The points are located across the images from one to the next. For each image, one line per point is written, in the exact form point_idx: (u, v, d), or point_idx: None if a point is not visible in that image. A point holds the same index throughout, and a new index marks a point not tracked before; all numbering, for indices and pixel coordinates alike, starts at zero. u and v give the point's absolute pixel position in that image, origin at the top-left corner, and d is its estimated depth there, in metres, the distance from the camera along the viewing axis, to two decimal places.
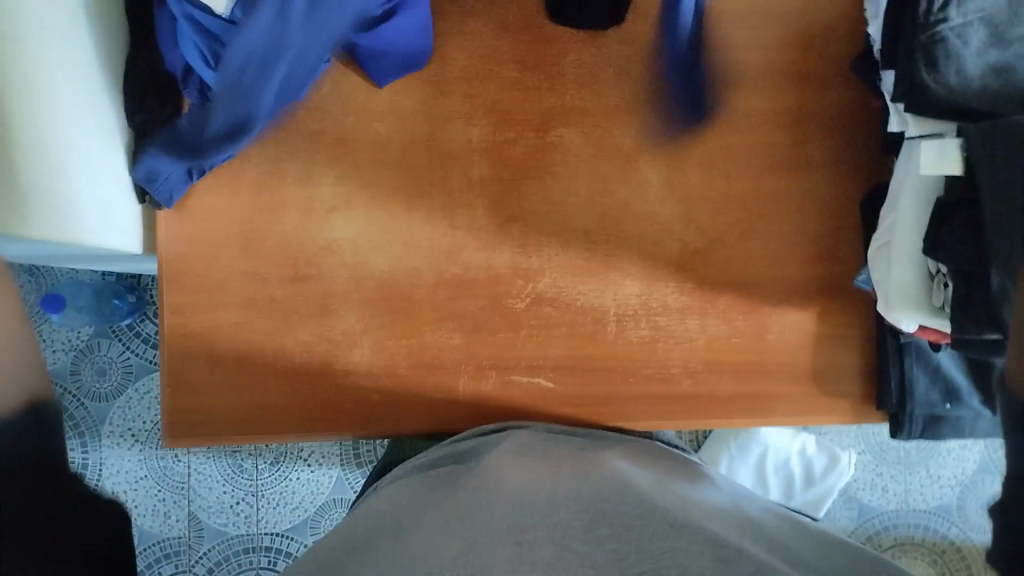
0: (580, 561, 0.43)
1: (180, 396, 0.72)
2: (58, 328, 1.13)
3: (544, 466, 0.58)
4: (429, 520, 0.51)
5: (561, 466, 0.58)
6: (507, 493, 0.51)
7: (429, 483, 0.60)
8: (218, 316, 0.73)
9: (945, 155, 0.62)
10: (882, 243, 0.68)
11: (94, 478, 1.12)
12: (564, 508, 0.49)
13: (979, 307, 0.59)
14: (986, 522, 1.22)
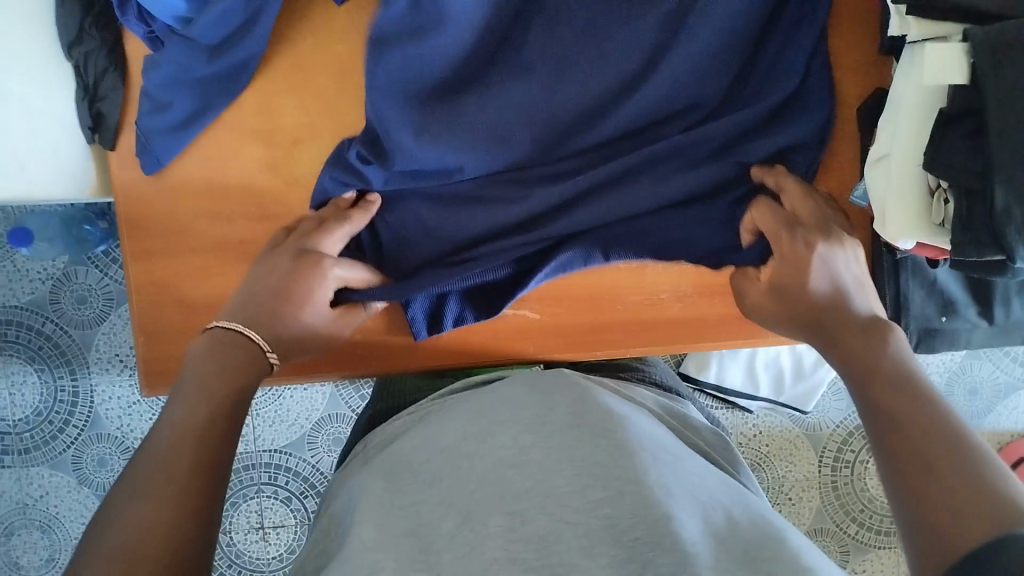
0: (575, 526, 0.38)
1: (154, 346, 0.70)
2: (33, 258, 1.09)
3: (509, 418, 0.47)
4: (425, 541, 0.39)
5: (525, 404, 0.48)
6: (507, 434, 0.45)
7: (386, 471, 0.47)
8: (186, 260, 0.70)
9: (950, 60, 0.57)
10: (880, 156, 0.64)
11: (87, 406, 1.11)
12: (584, 513, 0.38)
13: (981, 227, 0.56)
14: (974, 407, 1.23)
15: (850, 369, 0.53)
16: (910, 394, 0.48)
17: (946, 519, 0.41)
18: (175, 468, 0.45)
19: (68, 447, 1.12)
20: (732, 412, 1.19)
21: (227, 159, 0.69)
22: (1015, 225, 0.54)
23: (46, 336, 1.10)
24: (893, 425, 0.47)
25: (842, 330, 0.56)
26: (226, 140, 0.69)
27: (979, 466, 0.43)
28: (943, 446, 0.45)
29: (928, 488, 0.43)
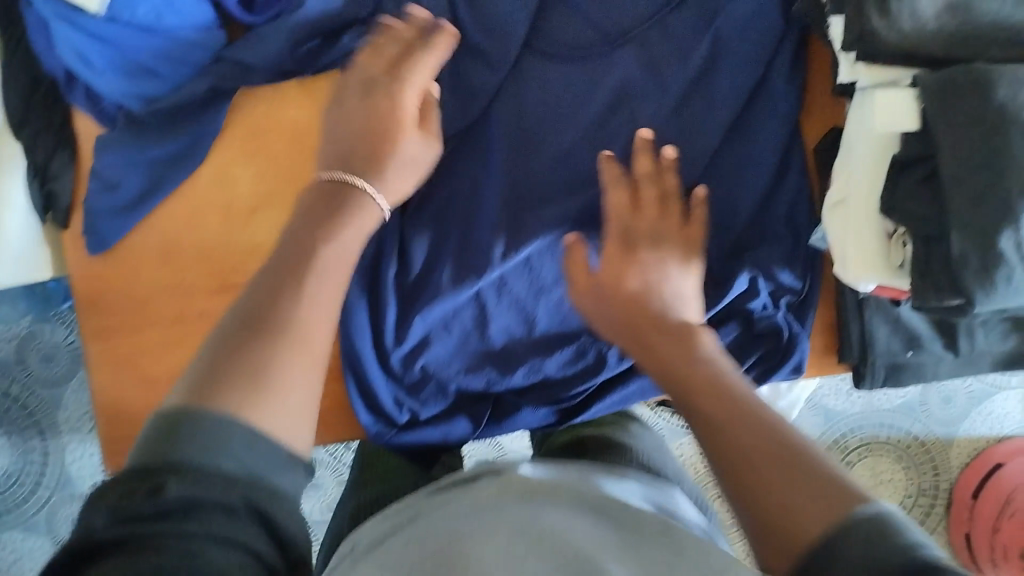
0: None
1: (116, 423, 0.68)
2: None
3: (506, 531, 0.44)
4: None
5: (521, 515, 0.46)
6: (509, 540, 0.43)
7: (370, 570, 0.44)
8: (147, 336, 0.68)
9: (900, 108, 0.57)
10: (837, 201, 0.64)
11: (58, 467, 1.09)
12: None
13: (939, 271, 0.57)
14: (950, 415, 1.22)
15: (670, 369, 0.54)
16: (714, 383, 0.52)
17: (805, 518, 0.42)
18: (263, 324, 0.44)
19: (40, 510, 1.09)
20: None
21: (184, 231, 0.68)
22: (971, 270, 0.54)
23: (14, 397, 1.08)
24: (716, 417, 0.49)
25: (681, 347, 0.55)
26: (184, 212, 0.68)
27: (822, 467, 0.44)
28: (789, 462, 0.45)
29: (748, 479, 0.45)
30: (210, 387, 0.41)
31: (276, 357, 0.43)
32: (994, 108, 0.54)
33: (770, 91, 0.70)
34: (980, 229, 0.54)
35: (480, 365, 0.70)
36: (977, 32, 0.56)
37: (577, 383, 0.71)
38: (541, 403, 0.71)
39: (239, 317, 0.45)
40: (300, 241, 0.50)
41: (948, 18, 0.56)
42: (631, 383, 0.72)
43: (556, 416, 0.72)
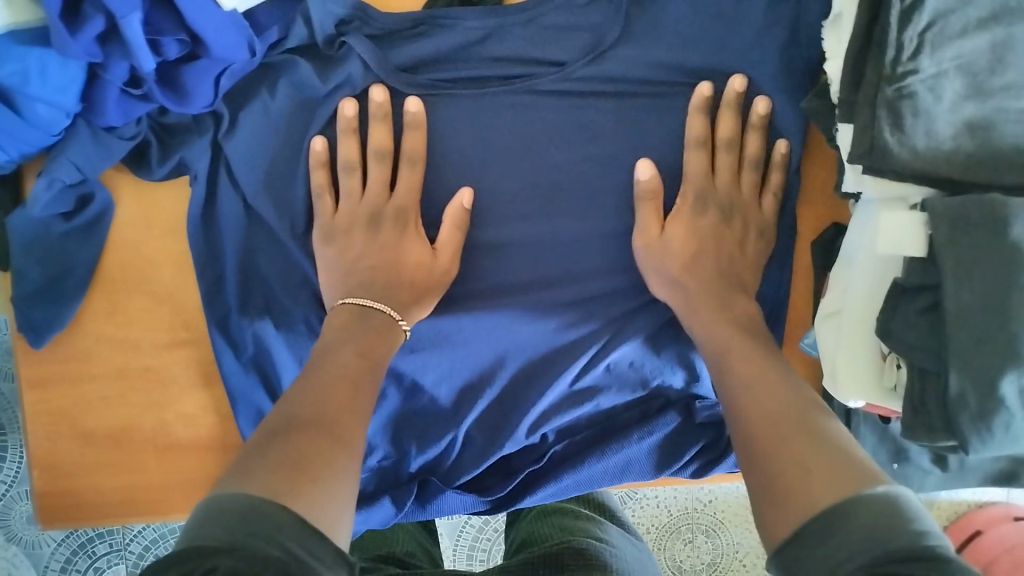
0: None
1: (53, 479, 0.65)
2: None
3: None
4: None
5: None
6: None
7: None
8: (85, 389, 0.64)
9: (904, 230, 0.54)
10: (832, 312, 0.60)
11: (15, 461, 1.07)
12: None
13: (934, 410, 0.53)
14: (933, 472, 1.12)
15: (741, 362, 0.53)
16: (773, 391, 0.49)
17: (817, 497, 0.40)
18: (287, 428, 0.45)
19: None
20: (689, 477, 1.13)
21: (130, 283, 0.63)
22: (967, 414, 0.50)
23: None
24: (756, 420, 0.48)
25: (749, 326, 0.57)
26: (132, 263, 0.63)
27: (855, 461, 0.41)
28: (818, 477, 0.41)
29: (779, 475, 0.43)
30: (303, 450, 0.44)
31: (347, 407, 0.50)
32: (1009, 245, 0.49)
33: (764, 180, 0.65)
34: (981, 372, 0.50)
35: (395, 438, 0.68)
36: (998, 155, 0.51)
37: (493, 449, 0.68)
38: (461, 480, 0.69)
39: (268, 433, 0.45)
40: (323, 352, 0.54)
41: (965, 138, 0.52)
42: (567, 473, 0.69)
43: (486, 503, 0.70)
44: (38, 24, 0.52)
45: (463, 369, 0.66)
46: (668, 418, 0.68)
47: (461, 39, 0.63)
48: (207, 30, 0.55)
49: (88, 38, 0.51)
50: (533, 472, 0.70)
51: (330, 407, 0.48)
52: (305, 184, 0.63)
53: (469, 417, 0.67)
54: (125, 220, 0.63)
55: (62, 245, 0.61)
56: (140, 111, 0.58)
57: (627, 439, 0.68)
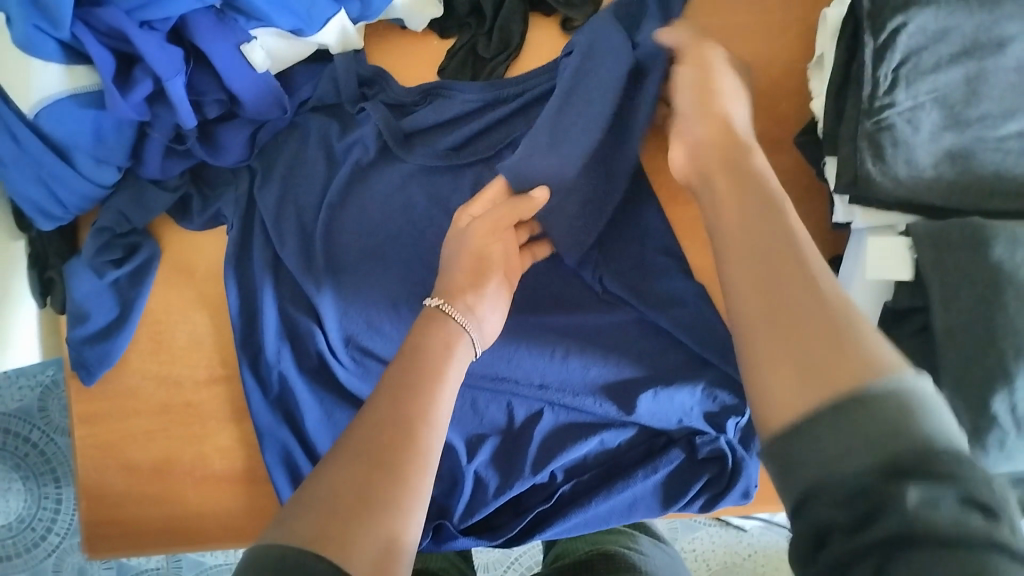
0: None
1: (97, 508, 0.69)
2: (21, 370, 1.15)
3: None
4: None
5: None
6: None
7: None
8: (128, 423, 0.69)
9: (893, 256, 0.56)
10: None
11: (69, 513, 1.15)
12: None
13: None
14: None
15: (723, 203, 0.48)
16: (779, 237, 0.43)
17: (829, 375, 0.36)
18: (382, 422, 0.46)
19: (49, 555, 1.15)
20: (726, 529, 1.13)
21: (172, 324, 0.69)
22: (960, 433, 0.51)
23: (32, 443, 1.15)
24: (752, 301, 0.41)
25: (722, 160, 0.52)
26: (174, 304, 0.69)
27: (868, 334, 0.37)
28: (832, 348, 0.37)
29: (770, 317, 0.40)
30: (376, 470, 0.43)
31: (428, 393, 0.49)
32: (989, 264, 0.52)
33: None
34: (972, 387, 0.51)
35: None
36: (979, 182, 0.55)
37: (507, 487, 0.70)
38: (472, 521, 0.70)
39: (360, 423, 0.46)
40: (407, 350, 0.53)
41: (946, 166, 0.55)
42: (574, 511, 0.70)
43: (500, 541, 0.71)
44: (95, 89, 0.58)
45: (472, 413, 0.71)
46: (673, 456, 0.69)
47: (551, 122, 0.66)
48: (243, 90, 0.62)
49: (137, 98, 0.58)
50: (547, 509, 0.71)
51: (426, 382, 0.49)
52: (325, 229, 0.68)
53: (481, 456, 0.70)
54: (169, 264, 0.69)
55: (112, 287, 0.67)
56: (177, 169, 0.65)
57: (632, 478, 0.70)
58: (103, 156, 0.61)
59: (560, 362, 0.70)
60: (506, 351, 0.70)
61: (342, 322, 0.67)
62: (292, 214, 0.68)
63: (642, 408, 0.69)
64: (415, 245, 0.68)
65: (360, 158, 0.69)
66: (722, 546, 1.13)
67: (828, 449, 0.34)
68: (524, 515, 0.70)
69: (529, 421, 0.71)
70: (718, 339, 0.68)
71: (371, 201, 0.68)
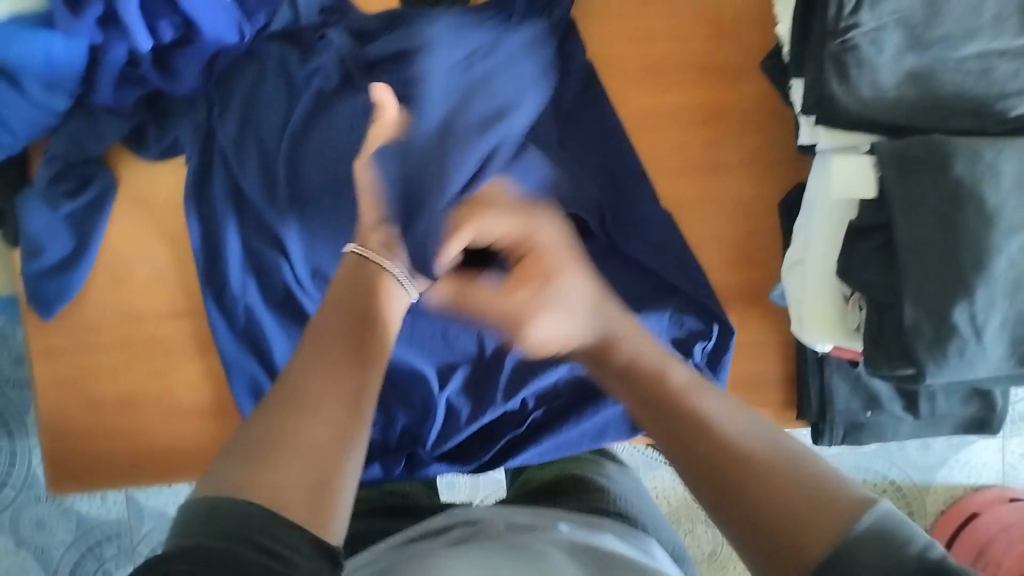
0: None
1: (62, 445, 0.68)
2: None
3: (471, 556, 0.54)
4: None
5: (498, 547, 0.56)
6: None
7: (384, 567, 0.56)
8: (90, 360, 0.67)
9: (858, 175, 0.57)
10: (796, 260, 0.63)
11: (25, 467, 1.13)
12: None
13: (892, 340, 0.56)
14: (928, 460, 1.12)
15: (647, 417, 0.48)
16: (703, 421, 0.44)
17: (789, 525, 0.39)
18: (307, 377, 0.43)
19: (5, 509, 1.13)
20: None
21: (132, 258, 0.67)
22: (922, 342, 0.53)
23: None
24: (709, 477, 0.42)
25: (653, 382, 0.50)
26: (133, 238, 0.67)
27: (818, 474, 0.40)
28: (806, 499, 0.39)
29: (730, 492, 0.41)
30: (308, 424, 0.41)
31: (364, 342, 0.47)
32: (951, 180, 0.53)
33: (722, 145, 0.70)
34: (933, 299, 0.53)
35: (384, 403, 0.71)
36: (936, 101, 0.56)
37: (478, 415, 0.71)
38: (445, 448, 0.72)
39: (283, 380, 0.44)
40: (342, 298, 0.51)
41: (908, 87, 0.56)
42: (545, 438, 0.72)
43: (472, 468, 0.73)
44: (42, 8, 0.56)
45: (443, 345, 0.70)
46: None
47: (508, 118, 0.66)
48: (201, 12, 0.60)
49: (90, 18, 0.56)
50: (517, 437, 0.73)
51: (361, 331, 0.48)
52: (288, 160, 0.66)
53: (452, 387, 0.71)
54: (126, 197, 0.66)
55: (67, 223, 0.64)
56: (133, 97, 0.63)
57: (603, 403, 0.71)
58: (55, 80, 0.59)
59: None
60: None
61: (308, 255, 0.67)
62: (255, 143, 0.66)
63: None
64: None
65: (322, 87, 0.66)
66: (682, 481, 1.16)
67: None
68: (497, 442, 0.72)
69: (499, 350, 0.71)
70: (683, 267, 0.69)
71: (341, 131, 0.66)
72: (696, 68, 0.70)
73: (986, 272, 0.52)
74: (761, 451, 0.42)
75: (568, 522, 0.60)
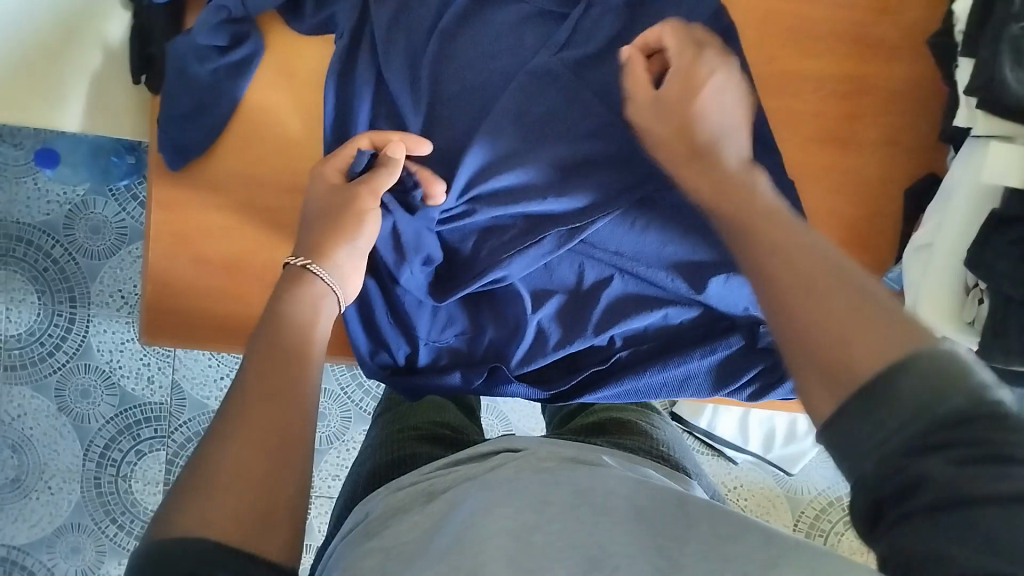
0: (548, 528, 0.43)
1: (160, 297, 0.69)
2: (53, 182, 1.13)
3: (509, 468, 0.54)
4: (400, 524, 0.49)
5: (534, 463, 0.56)
6: (513, 485, 0.48)
7: (420, 490, 0.57)
8: (204, 218, 0.68)
9: (1013, 166, 0.56)
10: (920, 245, 0.62)
11: (80, 335, 1.14)
12: (542, 485, 0.47)
13: (1014, 335, 0.55)
14: None
15: (758, 240, 0.44)
16: (803, 250, 0.42)
17: (853, 355, 0.37)
18: (258, 443, 0.41)
19: (54, 372, 1.14)
20: (718, 460, 1.17)
21: (263, 127, 0.68)
22: None
23: (53, 259, 1.13)
24: (805, 310, 0.39)
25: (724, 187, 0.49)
26: (269, 106, 0.68)
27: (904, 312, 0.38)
28: (890, 329, 0.37)
29: (838, 351, 0.37)
30: (271, 452, 0.42)
31: (299, 343, 0.47)
32: None
33: (863, 120, 0.69)
34: None
35: (474, 315, 0.72)
36: None
37: (568, 343, 0.71)
38: (528, 369, 0.72)
39: (238, 421, 0.42)
40: (284, 317, 0.48)
41: None
42: (627, 379, 0.71)
43: (549, 396, 0.72)
44: None
45: (546, 269, 0.70)
46: (732, 340, 0.71)
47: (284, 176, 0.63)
48: None
49: None
50: (596, 373, 0.73)
51: (290, 320, 0.48)
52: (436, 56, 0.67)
53: (545, 311, 0.71)
54: (270, 65, 0.67)
55: (212, 76, 0.66)
56: None
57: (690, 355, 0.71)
58: None
59: (638, 235, 0.69)
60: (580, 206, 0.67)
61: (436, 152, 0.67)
62: (404, 36, 0.67)
63: (710, 291, 0.70)
64: (519, 87, 0.67)
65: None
66: (715, 473, 1.16)
67: (877, 424, 0.35)
68: (580, 373, 0.72)
69: (597, 286, 0.71)
70: None
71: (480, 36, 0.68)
72: (851, 40, 0.69)
73: None
74: (881, 340, 0.36)
75: (608, 457, 0.61)
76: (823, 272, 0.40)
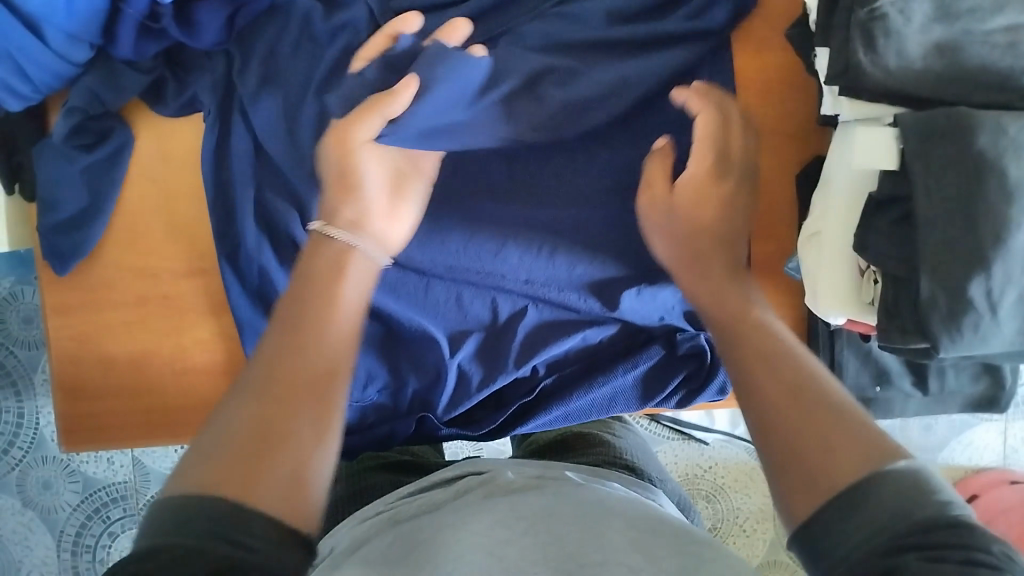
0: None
1: (76, 399, 0.68)
2: None
3: (475, 498, 0.53)
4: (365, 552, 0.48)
5: (503, 487, 0.55)
6: (488, 521, 0.47)
7: (389, 516, 0.55)
8: (106, 314, 0.67)
9: (879, 146, 0.57)
10: (812, 233, 0.64)
11: (32, 427, 1.11)
12: (511, 523, 0.46)
13: (906, 314, 0.56)
14: (931, 444, 1.11)
15: (747, 370, 0.50)
16: (784, 385, 0.48)
17: (817, 482, 0.43)
18: (256, 435, 0.43)
19: (12, 470, 1.12)
20: (688, 443, 1.15)
21: (148, 216, 0.67)
22: (937, 316, 0.53)
23: None
24: (775, 455, 0.46)
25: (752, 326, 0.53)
26: (151, 193, 0.67)
27: (860, 429, 0.44)
28: (853, 459, 0.43)
29: (802, 484, 0.44)
30: (276, 439, 0.44)
31: (304, 339, 0.49)
32: (975, 151, 0.52)
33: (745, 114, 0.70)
34: (952, 274, 0.53)
35: (394, 366, 0.71)
36: (965, 74, 0.55)
37: (491, 383, 0.71)
38: (457, 412, 0.72)
39: (246, 406, 0.45)
40: (306, 311, 0.51)
41: (934, 59, 0.55)
42: (555, 406, 0.72)
43: (482, 433, 0.73)
44: None
45: (457, 312, 0.69)
46: (652, 352, 0.71)
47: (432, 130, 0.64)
48: None
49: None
50: (524, 405, 0.73)
51: (324, 318, 0.51)
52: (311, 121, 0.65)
53: (465, 354, 0.70)
54: (144, 153, 0.67)
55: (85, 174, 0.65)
56: (152, 50, 0.63)
57: (613, 373, 0.71)
58: (77, 25, 0.58)
59: (546, 260, 0.68)
60: (471, 245, 0.67)
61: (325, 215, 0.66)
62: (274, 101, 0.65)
63: (625, 305, 0.69)
64: None
65: (350, 42, 0.66)
66: (686, 456, 1.15)
67: (842, 529, 0.40)
68: (507, 407, 0.72)
69: (512, 319, 0.70)
70: None
71: None
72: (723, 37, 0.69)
73: (1005, 246, 0.51)
74: (840, 451, 0.43)
75: (575, 473, 0.60)
76: (790, 401, 0.47)
